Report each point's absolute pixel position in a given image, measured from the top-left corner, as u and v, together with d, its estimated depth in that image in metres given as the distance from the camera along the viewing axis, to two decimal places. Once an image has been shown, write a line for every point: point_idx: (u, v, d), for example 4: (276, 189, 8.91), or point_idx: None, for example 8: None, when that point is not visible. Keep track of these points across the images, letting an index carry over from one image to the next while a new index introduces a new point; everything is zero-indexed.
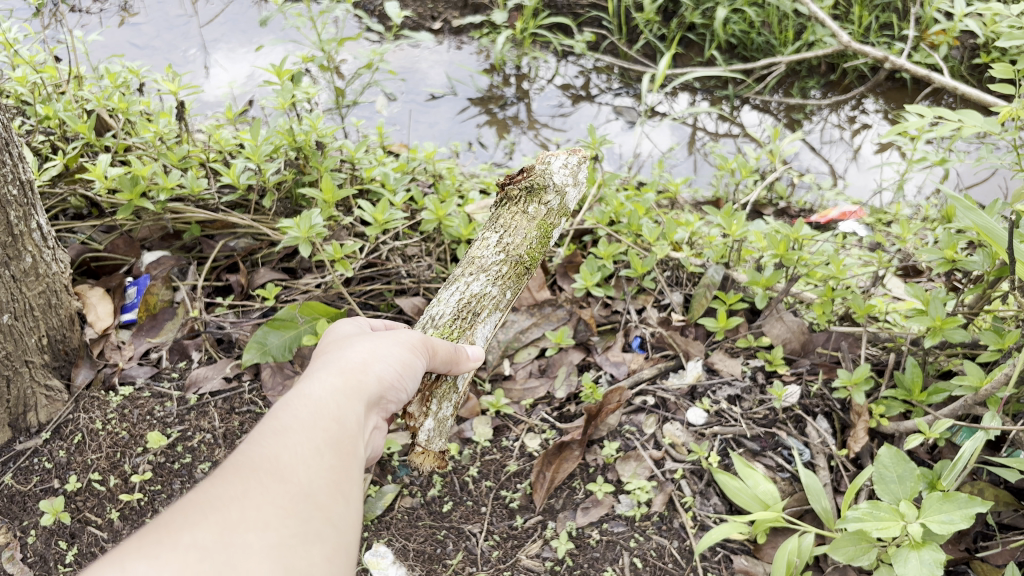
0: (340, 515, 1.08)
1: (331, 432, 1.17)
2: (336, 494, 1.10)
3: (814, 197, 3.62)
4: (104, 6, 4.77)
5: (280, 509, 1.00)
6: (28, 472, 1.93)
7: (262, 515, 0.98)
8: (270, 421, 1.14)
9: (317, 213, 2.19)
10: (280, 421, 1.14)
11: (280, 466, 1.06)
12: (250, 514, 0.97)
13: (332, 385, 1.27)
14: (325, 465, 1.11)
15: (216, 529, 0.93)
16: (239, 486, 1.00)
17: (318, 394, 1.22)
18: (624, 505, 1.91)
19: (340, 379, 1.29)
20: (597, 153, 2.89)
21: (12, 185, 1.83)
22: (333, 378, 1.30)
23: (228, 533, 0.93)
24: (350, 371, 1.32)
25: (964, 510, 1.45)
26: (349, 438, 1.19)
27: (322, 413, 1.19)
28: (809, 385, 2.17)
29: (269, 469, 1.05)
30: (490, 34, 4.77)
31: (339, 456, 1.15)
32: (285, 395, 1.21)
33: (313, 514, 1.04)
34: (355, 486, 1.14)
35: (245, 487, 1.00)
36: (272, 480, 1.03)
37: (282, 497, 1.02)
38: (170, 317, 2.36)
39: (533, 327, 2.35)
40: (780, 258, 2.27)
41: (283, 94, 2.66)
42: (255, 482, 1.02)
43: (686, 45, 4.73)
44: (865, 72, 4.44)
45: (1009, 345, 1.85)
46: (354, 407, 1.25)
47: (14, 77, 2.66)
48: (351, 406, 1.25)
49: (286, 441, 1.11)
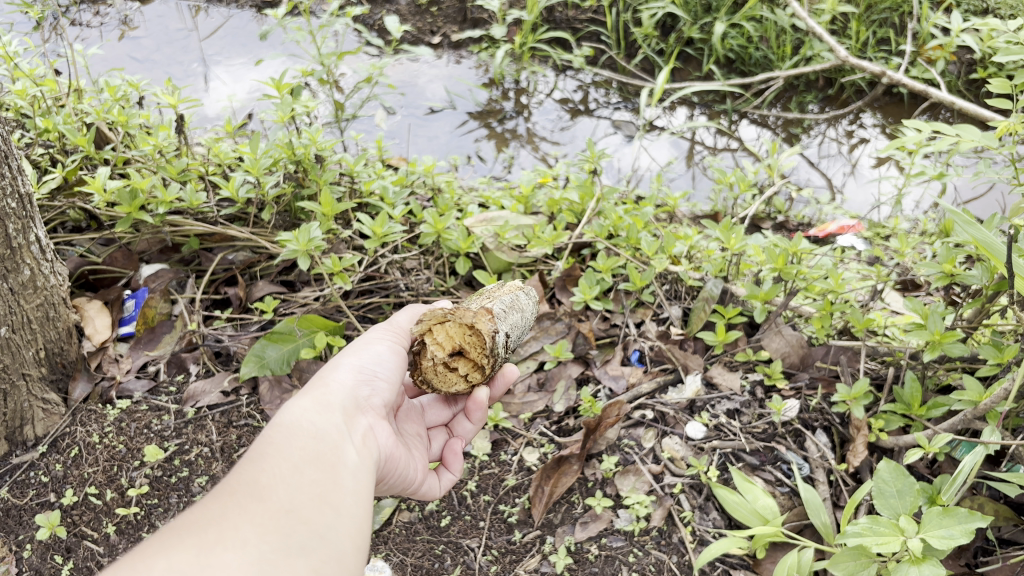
0: (327, 522, 1.20)
1: (308, 452, 1.30)
2: (320, 503, 1.22)
3: (812, 212, 3.63)
4: (104, 20, 4.79)
5: (257, 528, 1.11)
6: (24, 485, 1.93)
7: (243, 533, 1.09)
8: (250, 452, 1.27)
9: (316, 226, 2.19)
10: (258, 450, 1.27)
11: (259, 489, 1.18)
12: (230, 533, 1.08)
13: (304, 405, 1.41)
14: (303, 482, 1.24)
15: (197, 549, 1.04)
16: (218, 511, 1.11)
17: (293, 416, 1.37)
18: (622, 520, 1.90)
19: (311, 400, 1.44)
20: (595, 167, 2.89)
21: (10, 198, 1.82)
22: (309, 401, 1.43)
23: (205, 552, 1.03)
24: (320, 392, 1.47)
25: (965, 525, 1.44)
26: (328, 454, 1.33)
27: (298, 433, 1.34)
28: (808, 399, 2.16)
29: (247, 492, 1.17)
30: (489, 48, 4.79)
31: (316, 471, 1.27)
32: (264, 428, 1.34)
33: (295, 525, 1.15)
34: (340, 493, 1.27)
35: (225, 510, 1.12)
36: (252, 501, 1.15)
37: (262, 515, 1.14)
38: (168, 330, 2.35)
39: (532, 340, 2.36)
40: (778, 271, 2.27)
41: (282, 108, 2.67)
42: (235, 504, 1.14)
43: (684, 60, 4.75)
44: (862, 87, 4.46)
45: (1008, 359, 1.85)
46: (329, 421, 1.40)
47: (14, 90, 2.66)
48: (326, 420, 1.40)
49: (264, 464, 1.24)
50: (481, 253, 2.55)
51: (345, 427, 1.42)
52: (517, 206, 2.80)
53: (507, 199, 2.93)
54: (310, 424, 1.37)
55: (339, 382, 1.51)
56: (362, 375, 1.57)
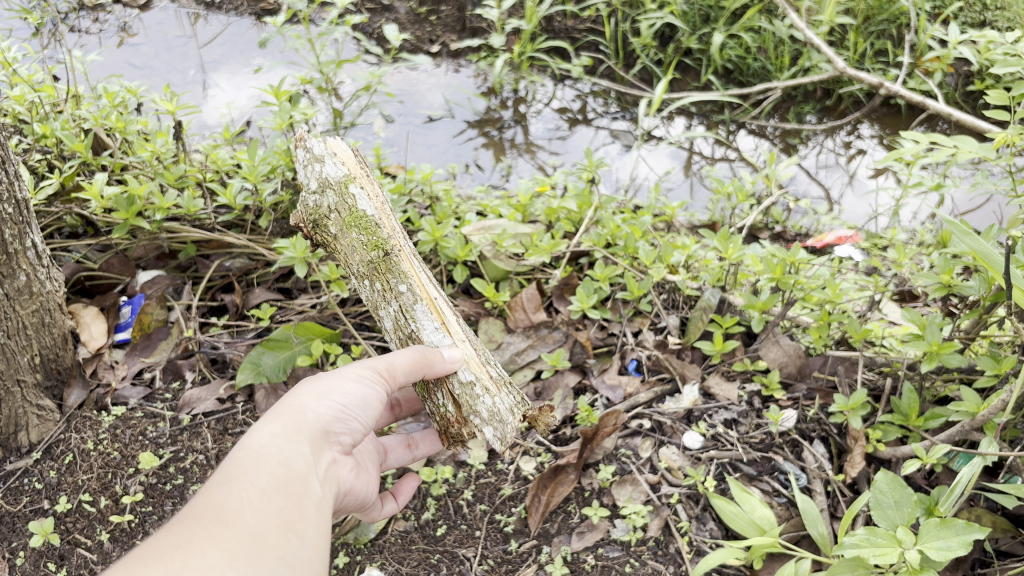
0: (288, 551, 1.26)
1: (274, 480, 1.32)
2: (284, 533, 1.28)
3: (809, 222, 3.63)
4: (103, 27, 4.80)
5: (221, 557, 1.16)
6: (18, 492, 1.92)
7: (206, 560, 1.14)
8: (218, 472, 1.29)
9: (313, 233, 2.18)
10: (226, 473, 1.29)
11: (224, 516, 1.22)
12: (196, 558, 1.13)
13: (276, 429, 1.40)
14: (267, 510, 1.28)
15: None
16: (184, 536, 1.16)
17: (263, 441, 1.37)
18: (619, 530, 1.90)
19: (283, 423, 1.42)
20: (593, 176, 2.90)
21: (6, 203, 1.82)
22: (279, 424, 1.41)
23: None
24: (295, 415, 1.44)
25: (962, 537, 1.44)
26: (294, 482, 1.35)
27: (266, 459, 1.34)
28: (805, 410, 2.16)
29: (212, 517, 1.21)
30: (488, 57, 4.79)
31: (282, 499, 1.31)
32: (232, 447, 1.35)
33: (256, 553, 1.21)
34: (302, 523, 1.32)
35: (190, 535, 1.16)
36: (217, 527, 1.20)
37: (226, 542, 1.19)
38: (165, 336, 2.34)
39: (529, 349, 2.33)
40: (776, 282, 2.27)
41: (280, 115, 2.67)
42: (199, 529, 1.18)
43: (682, 70, 4.76)
44: (860, 98, 4.42)
45: (1006, 371, 1.85)
46: (299, 450, 1.39)
47: (12, 95, 2.66)
48: (297, 447, 1.39)
49: (229, 490, 1.26)
50: (478, 261, 2.54)
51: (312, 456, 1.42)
52: (514, 215, 2.80)
53: (505, 208, 2.92)
54: (278, 450, 1.37)
55: (316, 411, 1.46)
56: (342, 410, 1.49)
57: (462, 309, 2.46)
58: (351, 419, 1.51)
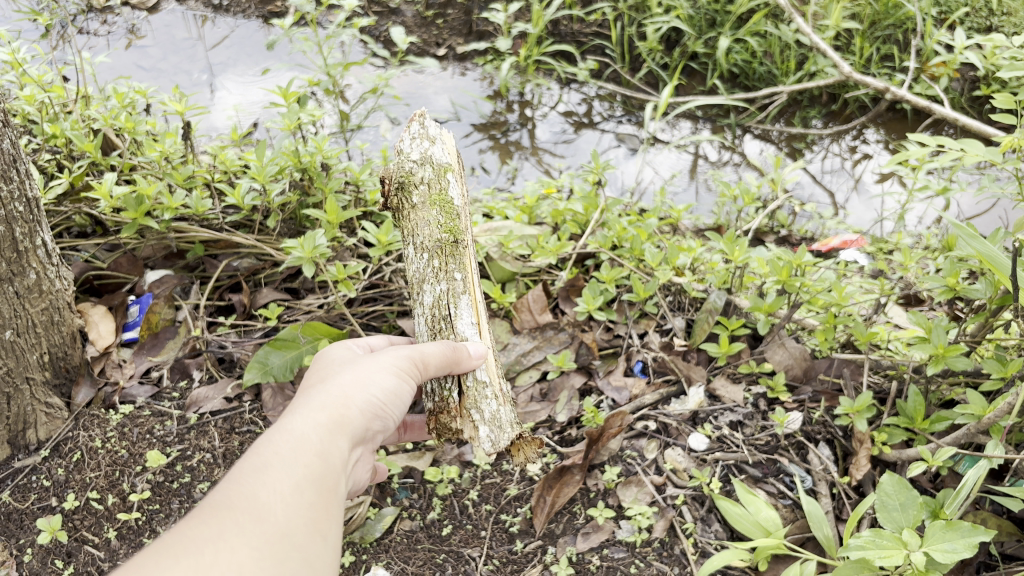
0: (319, 558, 1.13)
1: (313, 471, 1.20)
2: (315, 533, 1.15)
3: (815, 226, 3.64)
4: (111, 29, 4.83)
5: (256, 551, 1.05)
6: (26, 489, 1.93)
7: (239, 560, 1.02)
8: (252, 457, 1.17)
9: (321, 233, 2.20)
10: (261, 458, 1.17)
11: (259, 506, 1.10)
12: (226, 554, 1.02)
13: (316, 418, 1.30)
14: (306, 503, 1.16)
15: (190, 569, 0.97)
16: (216, 527, 1.04)
17: (301, 429, 1.26)
18: (624, 531, 1.90)
19: (330, 409, 1.33)
20: (599, 178, 2.91)
21: (18, 201, 1.84)
22: (319, 413, 1.31)
23: None
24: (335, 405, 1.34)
25: (967, 539, 1.44)
26: (331, 475, 1.24)
27: (306, 449, 1.23)
28: (810, 413, 2.16)
29: (245, 510, 1.08)
30: (494, 60, 4.82)
31: (320, 494, 1.19)
32: (267, 431, 1.24)
33: (291, 556, 1.09)
34: (334, 526, 1.20)
35: (224, 528, 1.05)
36: (253, 521, 1.08)
37: (260, 539, 1.07)
38: (172, 335, 2.35)
39: (535, 350, 2.35)
40: (782, 284, 2.27)
41: (288, 116, 2.68)
42: (232, 523, 1.06)
43: (688, 74, 4.77)
44: (866, 102, 4.47)
45: (1012, 374, 1.85)
46: (338, 443, 1.28)
47: (22, 96, 2.68)
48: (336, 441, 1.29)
49: (266, 479, 1.15)
50: (485, 262, 2.55)
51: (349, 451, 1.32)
52: (520, 217, 2.80)
53: (511, 210, 2.93)
54: (318, 439, 1.26)
55: (360, 402, 1.37)
56: (379, 406, 1.42)
57: None
58: (387, 415, 1.43)
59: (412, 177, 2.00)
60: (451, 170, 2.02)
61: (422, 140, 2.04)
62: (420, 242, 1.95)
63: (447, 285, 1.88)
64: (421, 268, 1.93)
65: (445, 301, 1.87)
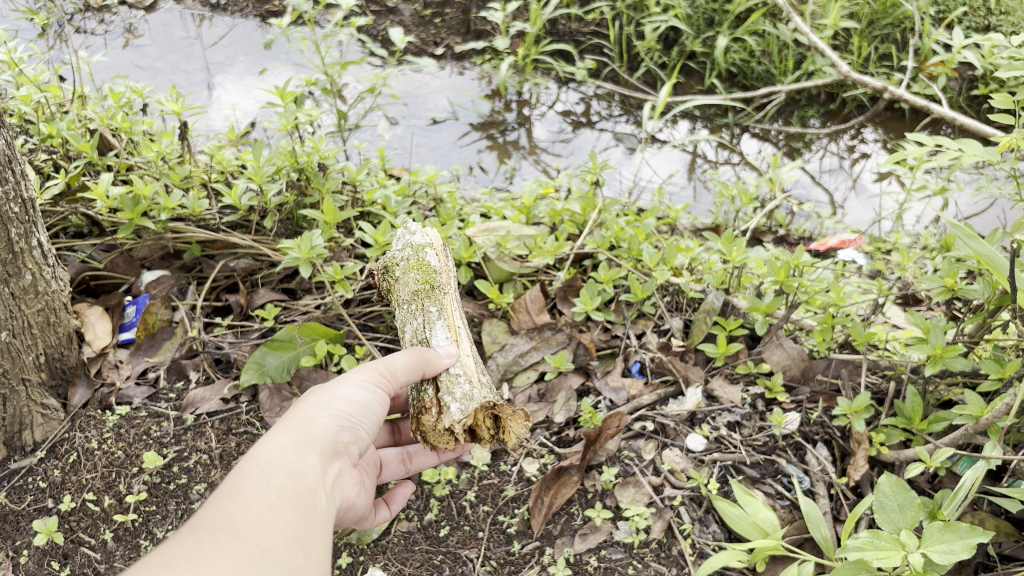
0: (296, 565, 1.22)
1: (284, 489, 1.30)
2: (293, 544, 1.24)
3: (813, 226, 3.64)
4: (109, 28, 4.82)
5: (234, 566, 1.14)
6: (22, 491, 1.92)
7: (219, 574, 1.12)
8: (225, 483, 1.27)
9: (319, 234, 2.19)
10: (233, 483, 1.27)
11: (235, 526, 1.20)
12: (206, 568, 1.11)
13: (284, 439, 1.39)
14: (280, 520, 1.25)
15: None
16: (197, 546, 1.13)
17: (270, 451, 1.35)
18: (622, 532, 1.90)
19: (296, 428, 1.42)
20: (597, 178, 2.90)
21: (13, 202, 1.83)
22: (287, 434, 1.40)
23: None
24: (301, 424, 1.43)
25: (965, 541, 1.44)
26: (304, 490, 1.33)
27: (273, 470, 1.31)
28: (809, 413, 2.16)
29: (222, 530, 1.18)
30: (493, 59, 4.82)
31: (294, 510, 1.28)
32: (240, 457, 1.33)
33: (267, 566, 1.18)
34: (310, 536, 1.29)
35: (201, 547, 1.13)
36: (229, 540, 1.17)
37: (237, 555, 1.16)
38: (169, 336, 2.35)
39: (532, 351, 2.32)
40: (780, 284, 2.27)
41: (285, 116, 2.67)
42: (209, 543, 1.15)
43: (686, 74, 4.76)
44: (864, 102, 4.47)
45: (1010, 375, 1.84)
46: (308, 460, 1.37)
47: (18, 96, 2.67)
48: (305, 457, 1.38)
49: (240, 501, 1.24)
50: (483, 262, 2.54)
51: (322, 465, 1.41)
52: (518, 217, 2.80)
53: (509, 209, 2.93)
54: (289, 459, 1.35)
55: (326, 418, 1.46)
56: (348, 417, 1.50)
57: (466, 310, 2.46)
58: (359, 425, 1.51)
59: (394, 261, 2.08)
60: (430, 244, 2.06)
61: (403, 232, 2.11)
62: (401, 301, 1.98)
63: (422, 318, 1.90)
64: (403, 317, 1.96)
65: (421, 331, 1.88)
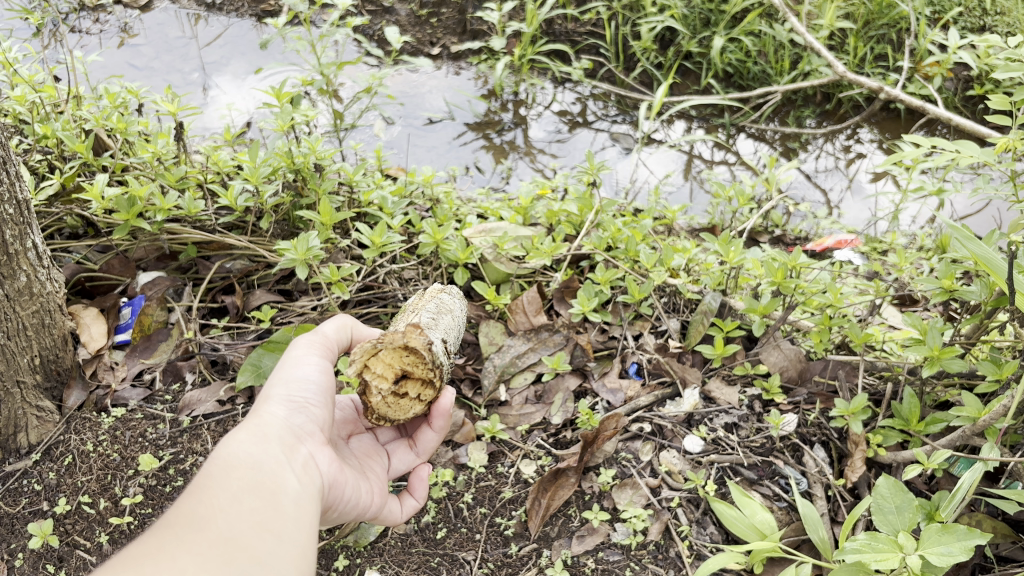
0: (265, 550, 1.25)
1: (245, 483, 1.33)
2: (260, 530, 1.27)
3: (809, 226, 3.64)
4: (104, 28, 4.80)
5: (199, 555, 1.17)
6: (17, 494, 1.91)
7: (184, 564, 1.14)
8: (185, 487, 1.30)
9: (315, 235, 2.19)
10: (193, 484, 1.30)
11: (197, 521, 1.22)
12: (170, 562, 1.14)
13: (242, 436, 1.43)
14: (242, 510, 1.28)
15: None
16: (158, 545, 1.16)
17: (229, 449, 1.39)
18: (620, 534, 1.90)
19: (253, 428, 1.46)
20: (594, 178, 2.89)
21: (8, 204, 1.82)
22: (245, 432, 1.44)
23: None
24: (256, 426, 1.47)
25: (963, 543, 1.44)
26: (267, 480, 1.36)
27: (232, 467, 1.35)
28: (806, 414, 2.16)
29: (184, 526, 1.21)
30: (489, 60, 4.81)
31: (257, 499, 1.32)
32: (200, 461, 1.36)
33: (235, 553, 1.21)
34: (279, 521, 1.32)
35: (163, 544, 1.17)
36: (191, 534, 1.20)
37: (200, 545, 1.19)
38: (165, 337, 2.34)
39: (530, 352, 2.31)
40: (776, 285, 2.26)
41: (282, 116, 2.65)
42: (171, 539, 1.18)
43: (683, 74, 4.76)
44: (860, 102, 4.47)
45: (1007, 376, 1.84)
46: (267, 451, 1.41)
47: (13, 96, 2.66)
48: (263, 452, 1.41)
49: (200, 498, 1.27)
50: (480, 263, 2.54)
51: (285, 454, 1.45)
52: (515, 217, 2.80)
53: (505, 210, 2.92)
54: (248, 454, 1.39)
55: (275, 411, 1.51)
56: (299, 404, 1.55)
57: (463, 311, 2.46)
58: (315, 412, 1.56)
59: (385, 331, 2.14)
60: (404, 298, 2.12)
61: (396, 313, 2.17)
62: None
63: None
64: None
65: None
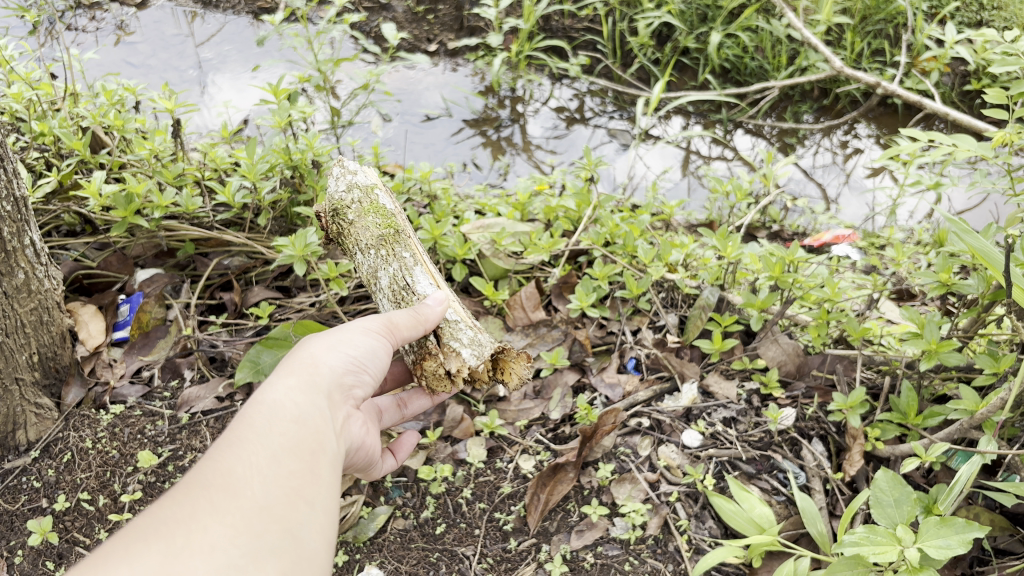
0: (299, 521, 1.22)
1: (287, 441, 1.30)
2: (294, 497, 1.24)
3: (806, 221, 3.65)
4: (100, 26, 4.79)
5: (231, 527, 1.14)
6: (16, 491, 1.92)
7: (214, 534, 1.12)
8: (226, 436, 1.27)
9: (313, 231, 2.18)
10: (235, 436, 1.27)
11: (232, 483, 1.19)
12: (201, 532, 1.11)
13: (288, 386, 1.40)
14: (281, 472, 1.25)
15: (166, 550, 1.07)
16: (191, 508, 1.13)
17: (273, 399, 1.35)
18: (618, 528, 1.90)
19: (298, 379, 1.42)
20: (592, 174, 2.89)
21: (5, 201, 1.81)
22: (291, 383, 1.41)
23: (174, 560, 1.06)
24: (298, 379, 1.43)
25: (961, 535, 1.44)
26: (308, 440, 1.33)
27: (276, 420, 1.32)
28: (804, 408, 2.17)
29: (220, 487, 1.18)
30: (486, 56, 4.80)
31: (297, 461, 1.28)
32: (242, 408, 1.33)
33: (267, 523, 1.18)
34: (315, 486, 1.28)
35: (195, 507, 1.14)
36: (225, 497, 1.17)
37: (233, 513, 1.15)
38: (163, 335, 2.32)
39: (528, 347, 2.33)
40: (774, 280, 2.25)
41: (279, 113, 2.64)
42: (206, 499, 1.15)
43: (680, 70, 4.76)
44: (857, 97, 4.49)
45: (1005, 369, 1.85)
46: (311, 407, 1.38)
47: (9, 93, 2.65)
48: (304, 408, 1.37)
49: (239, 454, 1.24)
50: (478, 260, 2.54)
51: (327, 412, 1.42)
52: (513, 213, 2.80)
53: (504, 206, 2.92)
54: (293, 406, 1.36)
55: (326, 364, 1.47)
56: (349, 363, 1.51)
57: (462, 307, 2.46)
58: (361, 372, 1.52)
59: None
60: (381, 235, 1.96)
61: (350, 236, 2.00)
62: None
63: None
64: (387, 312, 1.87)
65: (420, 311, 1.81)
